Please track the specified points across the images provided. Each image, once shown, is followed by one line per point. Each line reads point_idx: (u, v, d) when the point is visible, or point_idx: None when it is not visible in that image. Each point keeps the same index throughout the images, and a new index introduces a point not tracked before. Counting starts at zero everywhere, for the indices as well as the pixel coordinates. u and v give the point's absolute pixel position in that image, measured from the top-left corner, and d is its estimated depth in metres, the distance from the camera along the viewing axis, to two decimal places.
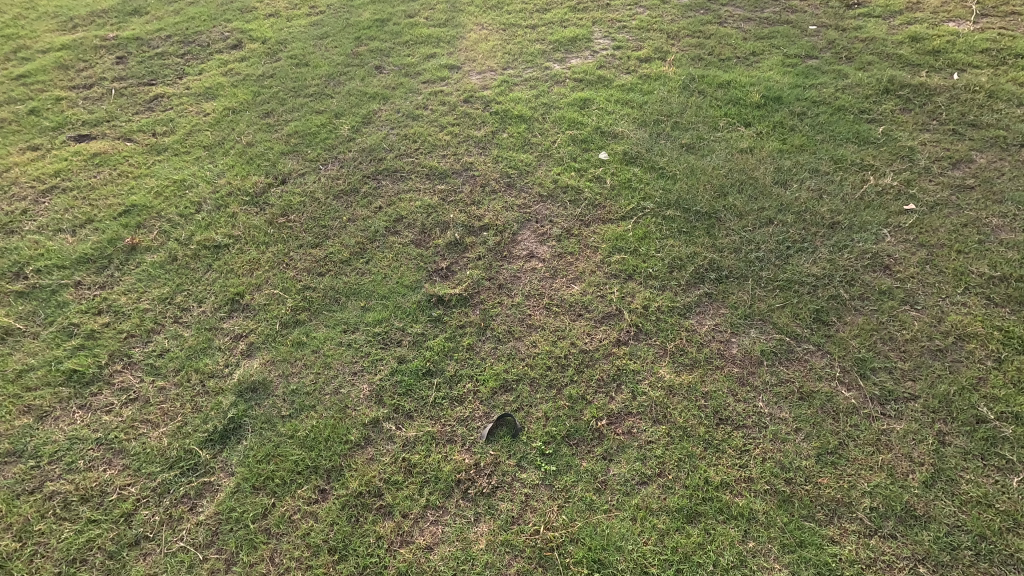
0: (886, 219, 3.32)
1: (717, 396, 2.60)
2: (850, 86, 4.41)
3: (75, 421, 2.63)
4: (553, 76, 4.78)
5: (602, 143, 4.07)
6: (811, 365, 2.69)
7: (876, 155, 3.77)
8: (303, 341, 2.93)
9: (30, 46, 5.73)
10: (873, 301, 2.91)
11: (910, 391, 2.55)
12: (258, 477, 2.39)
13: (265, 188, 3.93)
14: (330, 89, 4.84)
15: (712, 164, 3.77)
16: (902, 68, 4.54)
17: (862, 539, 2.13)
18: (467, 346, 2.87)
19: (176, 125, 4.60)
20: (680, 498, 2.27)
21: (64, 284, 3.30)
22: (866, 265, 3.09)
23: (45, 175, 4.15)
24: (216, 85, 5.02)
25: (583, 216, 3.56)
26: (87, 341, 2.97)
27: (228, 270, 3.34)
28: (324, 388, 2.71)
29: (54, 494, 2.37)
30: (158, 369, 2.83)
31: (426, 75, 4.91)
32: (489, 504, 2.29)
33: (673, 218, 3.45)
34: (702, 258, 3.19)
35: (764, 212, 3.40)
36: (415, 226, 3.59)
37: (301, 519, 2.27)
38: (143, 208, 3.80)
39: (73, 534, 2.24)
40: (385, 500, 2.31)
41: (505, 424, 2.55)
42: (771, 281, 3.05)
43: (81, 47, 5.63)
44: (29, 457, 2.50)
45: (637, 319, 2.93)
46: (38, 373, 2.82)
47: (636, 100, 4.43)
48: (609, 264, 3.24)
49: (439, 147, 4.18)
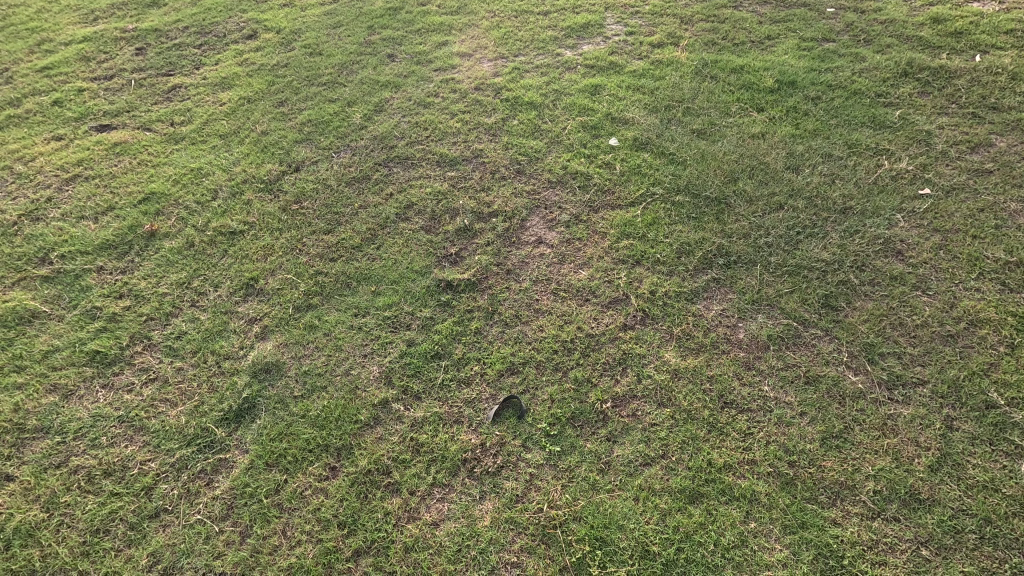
0: (900, 204, 3.27)
1: (722, 380, 2.61)
2: (868, 69, 4.32)
3: (98, 399, 2.74)
4: (564, 63, 4.76)
5: (612, 129, 4.06)
6: (819, 350, 2.68)
7: (891, 139, 3.71)
8: (315, 324, 3.00)
9: (53, 39, 5.86)
10: (884, 287, 2.89)
11: (918, 376, 2.53)
12: (272, 454, 2.46)
13: (279, 176, 4.00)
14: (343, 78, 4.89)
15: (722, 150, 3.74)
16: (922, 50, 4.44)
17: (865, 521, 2.14)
18: (475, 330, 2.92)
19: (193, 115, 4.69)
20: (682, 479, 2.29)
21: (86, 269, 3.42)
22: (877, 250, 3.05)
23: (68, 164, 4.27)
24: (232, 75, 5.10)
25: (592, 202, 3.57)
26: (110, 323, 3.08)
27: (244, 256, 3.42)
28: (336, 370, 2.78)
29: (79, 468, 2.48)
30: (176, 351, 2.92)
31: (438, 63, 4.93)
32: (494, 483, 2.34)
33: (682, 204, 3.44)
34: (711, 244, 3.18)
35: (775, 197, 3.38)
36: (425, 213, 3.63)
37: (312, 494, 2.35)
38: (161, 195, 3.90)
39: (97, 506, 2.35)
40: (393, 477, 2.37)
41: (512, 405, 2.60)
42: (779, 266, 3.03)
43: (102, 39, 5.75)
44: (55, 433, 2.61)
45: (644, 303, 2.95)
46: (62, 354, 2.93)
47: (647, 85, 4.40)
48: (617, 250, 3.26)
49: (450, 134, 4.21)
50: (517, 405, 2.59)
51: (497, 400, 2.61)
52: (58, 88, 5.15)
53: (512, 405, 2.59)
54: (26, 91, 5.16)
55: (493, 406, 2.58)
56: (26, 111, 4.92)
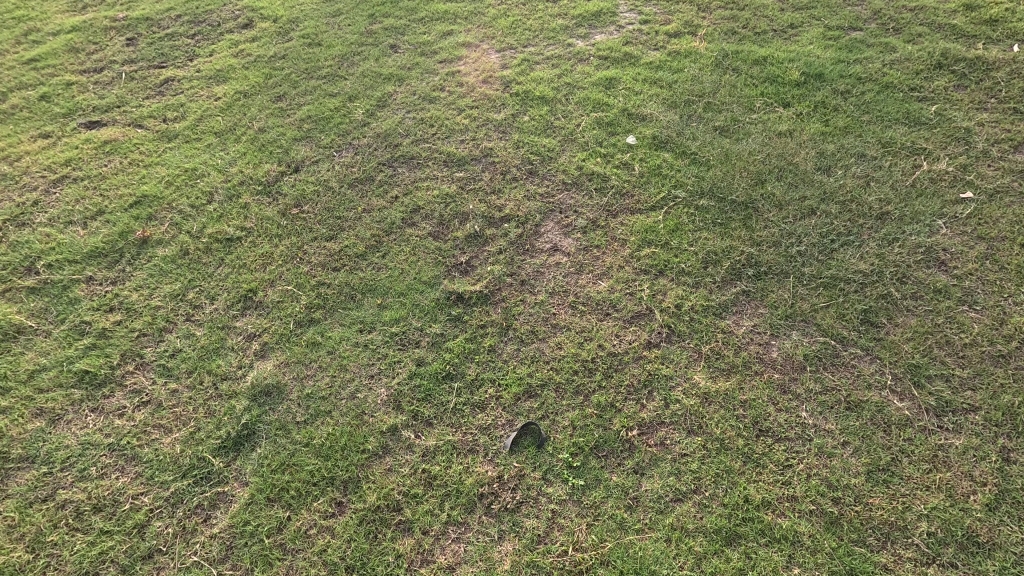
0: (941, 209, 3.06)
1: (757, 406, 2.42)
2: (899, 60, 4.08)
3: (87, 425, 2.56)
4: (576, 54, 4.52)
5: (629, 126, 3.83)
6: (859, 371, 2.49)
7: (928, 137, 3.48)
8: (318, 342, 2.82)
9: (41, 28, 5.61)
10: (927, 301, 2.69)
11: (969, 402, 2.35)
12: (273, 488, 2.29)
13: (278, 177, 3.79)
14: (344, 70, 4.65)
15: (747, 149, 3.52)
16: (955, 39, 4.19)
17: (919, 567, 1.96)
18: (489, 348, 2.73)
19: (187, 110, 4.46)
20: (717, 518, 2.12)
21: (75, 279, 3.22)
22: (919, 260, 2.85)
23: (56, 164, 4.05)
24: (227, 67, 4.85)
25: (610, 206, 3.36)
26: (99, 340, 2.90)
27: (241, 265, 3.23)
28: (340, 393, 2.60)
29: (67, 502, 2.31)
30: (170, 370, 2.74)
31: (443, 54, 4.68)
32: (513, 521, 2.17)
33: (706, 209, 3.23)
34: (739, 253, 2.98)
35: (806, 201, 3.17)
36: (433, 217, 3.43)
37: (317, 534, 2.18)
38: (154, 198, 3.69)
39: (86, 546, 2.18)
40: (405, 515, 2.20)
41: (530, 433, 2.42)
42: (814, 278, 2.83)
43: (91, 29, 5.49)
44: (41, 463, 2.44)
45: (669, 319, 2.75)
46: (49, 375, 2.75)
47: (665, 78, 4.16)
48: (638, 259, 3.06)
49: (457, 131, 3.98)
50: (536, 432, 2.42)
51: (514, 426, 2.43)
52: (45, 82, 4.91)
53: (531, 433, 2.43)
54: (12, 85, 4.92)
55: (511, 432, 2.40)
56: (12, 106, 4.69)
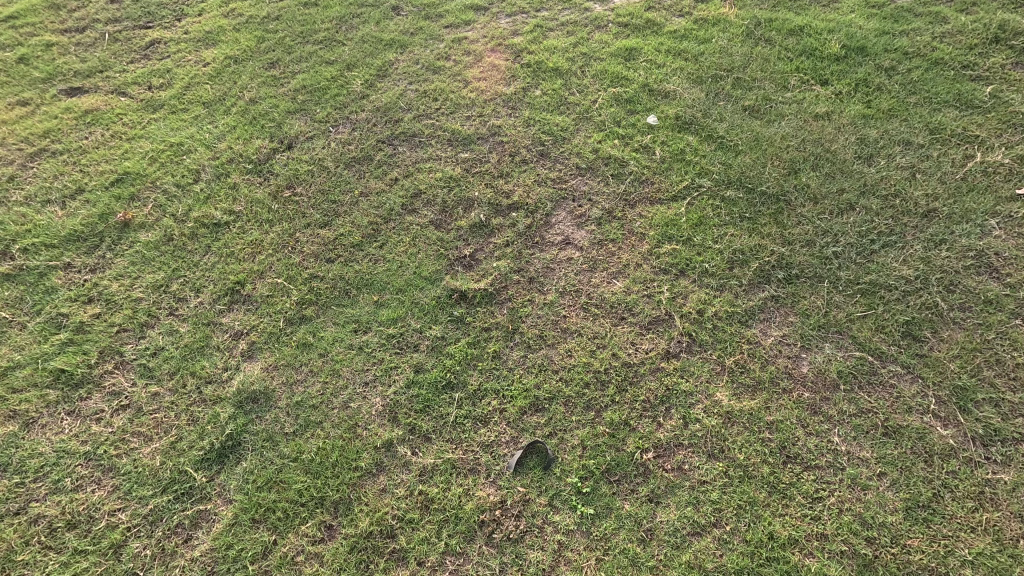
0: (994, 207, 2.77)
1: (785, 428, 2.21)
2: (951, 33, 3.68)
3: (62, 430, 2.39)
4: (594, 19, 4.13)
5: (650, 104, 3.50)
6: (899, 392, 2.26)
7: (980, 124, 3.15)
8: (309, 343, 2.62)
9: None
10: (976, 313, 2.44)
11: (1021, 432, 2.13)
12: (258, 508, 2.13)
13: (269, 154, 3.52)
14: (342, 35, 4.30)
15: (780, 133, 3.21)
16: (1015, 9, 3.77)
17: None
18: (493, 354, 2.52)
19: (173, 77, 4.15)
20: (739, 557, 1.95)
21: (52, 266, 3.01)
22: (968, 266, 2.59)
23: (34, 136, 3.79)
24: (217, 29, 4.50)
25: (628, 195, 3.08)
26: (77, 335, 2.71)
27: (229, 254, 3.01)
28: (332, 401, 2.41)
29: (40, 517, 2.16)
30: (152, 371, 2.56)
31: (449, 17, 4.31)
32: (516, 553, 2.01)
33: (733, 201, 2.95)
34: (769, 252, 2.71)
35: (844, 195, 2.88)
36: (435, 204, 3.17)
37: (306, 561, 2.03)
38: (136, 175, 3.44)
39: (59, 568, 2.05)
40: (399, 543, 2.05)
41: (536, 454, 2.23)
42: (851, 283, 2.57)
43: None
44: (14, 473, 2.28)
45: (690, 326, 2.53)
46: (23, 373, 2.57)
47: (691, 50, 3.79)
48: (657, 256, 2.80)
49: (463, 106, 3.67)
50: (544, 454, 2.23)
51: (520, 446, 2.24)
52: (24, 43, 4.58)
53: (538, 454, 2.23)
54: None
55: (516, 453, 2.21)
56: None
